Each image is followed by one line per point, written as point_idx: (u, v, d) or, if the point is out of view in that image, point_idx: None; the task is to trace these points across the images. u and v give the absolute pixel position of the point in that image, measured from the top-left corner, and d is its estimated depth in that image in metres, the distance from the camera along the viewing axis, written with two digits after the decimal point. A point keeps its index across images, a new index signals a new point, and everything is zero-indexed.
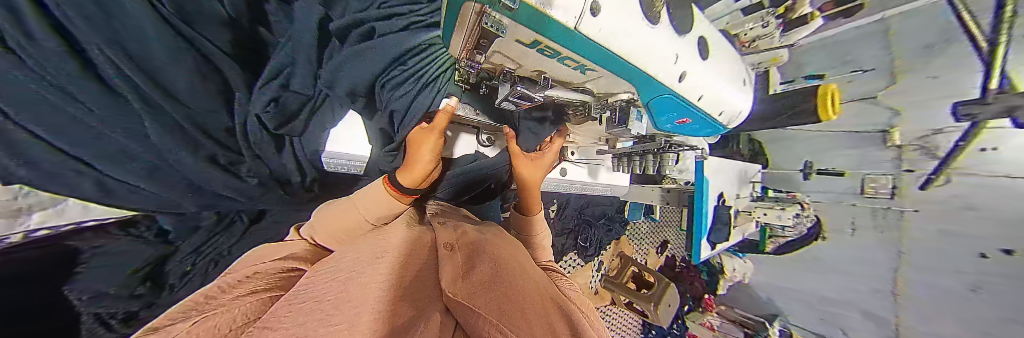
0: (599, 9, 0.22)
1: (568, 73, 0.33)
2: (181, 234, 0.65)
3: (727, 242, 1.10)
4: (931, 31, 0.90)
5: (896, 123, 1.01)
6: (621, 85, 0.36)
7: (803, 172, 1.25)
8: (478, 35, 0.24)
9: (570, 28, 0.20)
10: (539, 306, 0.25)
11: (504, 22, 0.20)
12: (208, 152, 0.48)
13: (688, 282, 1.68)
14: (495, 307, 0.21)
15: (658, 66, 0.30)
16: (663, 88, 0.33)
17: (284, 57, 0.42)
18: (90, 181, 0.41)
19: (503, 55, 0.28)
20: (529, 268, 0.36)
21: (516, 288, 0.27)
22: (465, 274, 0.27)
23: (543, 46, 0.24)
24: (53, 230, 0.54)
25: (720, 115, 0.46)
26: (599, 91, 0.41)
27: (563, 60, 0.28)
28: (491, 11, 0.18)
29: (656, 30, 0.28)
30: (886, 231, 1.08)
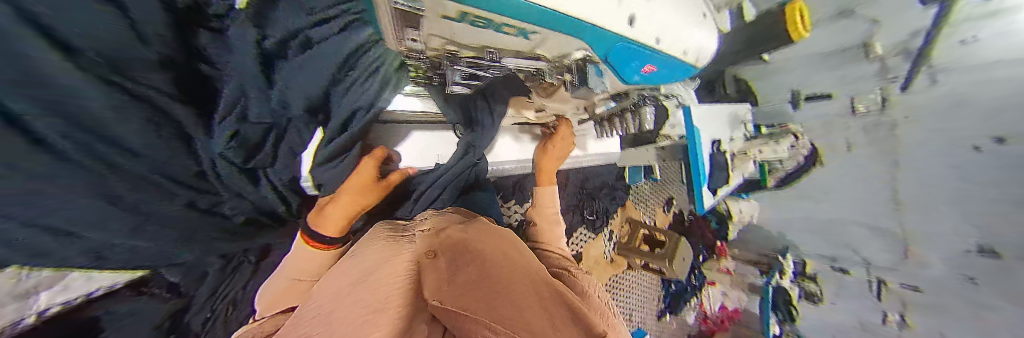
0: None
1: (513, 40, 0.31)
2: (191, 284, 0.67)
3: (728, 186, 1.12)
4: None
5: (873, 34, 1.02)
6: (571, 43, 0.33)
7: (792, 101, 1.29)
8: (398, 16, 0.22)
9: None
10: (530, 294, 0.28)
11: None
12: (186, 200, 0.48)
13: (698, 234, 1.75)
14: (485, 310, 0.23)
15: (611, 18, 0.26)
16: (619, 38, 0.29)
17: (231, 90, 0.41)
18: (79, 251, 0.42)
19: (439, 37, 0.29)
20: (517, 257, 0.38)
21: (501, 276, 0.30)
22: (450, 278, 0.29)
23: (473, 17, 0.23)
24: (66, 305, 0.54)
25: (685, 54, 0.42)
26: (552, 55, 0.38)
27: (501, 28, 0.26)
28: None
29: None
30: (882, 144, 1.10)
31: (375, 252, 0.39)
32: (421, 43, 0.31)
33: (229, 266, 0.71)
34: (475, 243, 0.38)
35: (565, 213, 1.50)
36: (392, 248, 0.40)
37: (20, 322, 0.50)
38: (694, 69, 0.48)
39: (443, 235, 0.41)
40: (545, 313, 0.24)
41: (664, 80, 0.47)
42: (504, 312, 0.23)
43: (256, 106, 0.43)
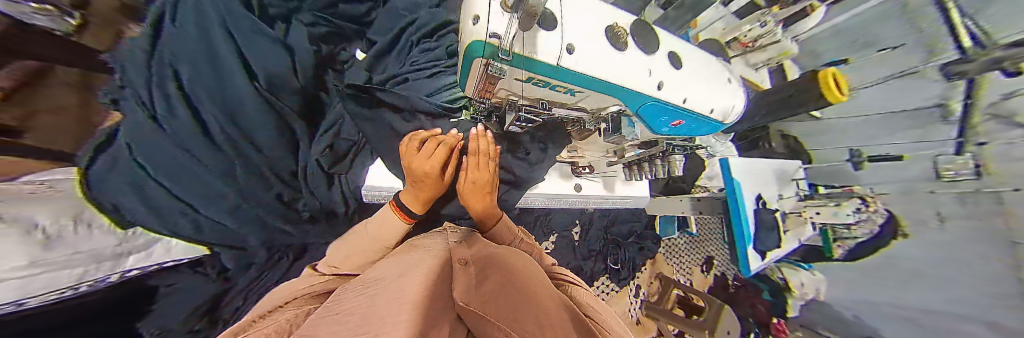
0: (576, 48, 0.31)
1: (563, 96, 0.39)
2: (239, 270, 0.73)
3: (779, 251, 0.98)
4: (918, 18, 0.95)
5: (952, 96, 0.91)
6: (607, 100, 0.41)
7: (853, 161, 1.14)
8: (485, 79, 0.33)
9: (553, 64, 0.29)
10: (549, 308, 0.29)
11: (504, 67, 0.29)
12: (275, 191, 0.64)
13: (749, 306, 1.46)
14: (505, 313, 0.25)
15: (634, 82, 0.36)
16: (644, 97, 0.39)
17: (337, 114, 0.75)
18: (189, 220, 0.56)
19: (508, 90, 0.37)
20: (539, 278, 0.40)
21: (524, 293, 0.31)
22: (476, 286, 0.32)
23: (536, 80, 0.33)
24: (142, 270, 0.58)
25: (712, 112, 0.48)
26: (592, 108, 0.46)
27: (554, 88, 0.35)
28: (494, 62, 0.28)
29: (624, 54, 0.35)
30: (981, 218, 0.88)
31: (413, 255, 0.44)
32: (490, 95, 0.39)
33: (272, 259, 0.77)
34: (503, 265, 0.40)
35: (588, 257, 1.43)
36: (425, 254, 0.45)
37: (106, 279, 0.51)
38: (723, 125, 0.53)
39: (472, 254, 0.45)
40: (570, 329, 0.24)
41: (692, 133, 0.53)
42: (526, 321, 0.24)
43: (349, 127, 0.75)
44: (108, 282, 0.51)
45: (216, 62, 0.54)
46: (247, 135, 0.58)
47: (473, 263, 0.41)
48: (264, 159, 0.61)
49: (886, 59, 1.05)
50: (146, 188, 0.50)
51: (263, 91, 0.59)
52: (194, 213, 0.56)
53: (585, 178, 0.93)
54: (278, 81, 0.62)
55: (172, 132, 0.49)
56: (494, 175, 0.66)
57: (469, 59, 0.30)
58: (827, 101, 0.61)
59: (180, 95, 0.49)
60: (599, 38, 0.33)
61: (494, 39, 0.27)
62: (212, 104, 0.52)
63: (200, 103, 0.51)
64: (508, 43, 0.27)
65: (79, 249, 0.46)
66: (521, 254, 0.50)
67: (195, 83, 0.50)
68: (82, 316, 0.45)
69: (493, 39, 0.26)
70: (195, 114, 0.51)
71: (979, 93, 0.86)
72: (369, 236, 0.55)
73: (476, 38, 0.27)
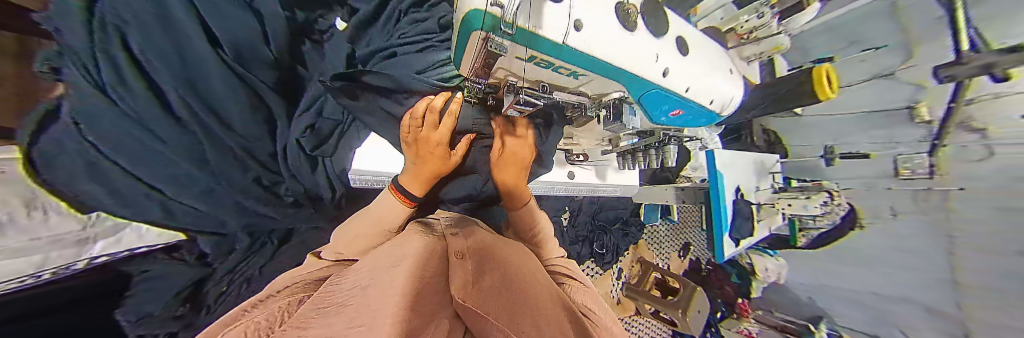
0: (584, 26, 0.29)
1: (564, 79, 0.38)
2: (219, 256, 0.70)
3: (751, 238, 1.06)
4: (928, 13, 0.90)
5: (921, 98, 0.96)
6: (611, 85, 0.40)
7: (825, 157, 1.20)
8: (484, 56, 0.30)
9: (558, 42, 0.27)
10: (547, 313, 0.28)
11: (505, 43, 0.27)
12: (255, 173, 0.62)
13: (718, 287, 1.58)
14: (502, 314, 0.25)
15: (640, 66, 0.35)
16: (649, 83, 0.38)
17: (317, 91, 0.69)
18: (157, 205, 0.52)
19: (507, 70, 0.35)
20: (537, 279, 0.39)
21: (521, 294, 0.31)
22: (474, 281, 0.32)
23: (538, 60, 0.31)
24: (112, 256, 0.56)
25: (712, 103, 0.49)
26: (593, 93, 0.45)
27: (557, 69, 0.34)
28: (495, 36, 0.26)
29: (634, 35, 0.34)
30: (931, 214, 0.98)
31: (407, 245, 0.43)
32: (488, 75, 0.37)
33: (253, 246, 0.74)
34: (502, 263, 0.40)
35: (575, 242, 1.48)
36: (422, 245, 0.44)
37: (73, 267, 0.50)
38: (718, 117, 0.55)
39: (470, 247, 0.45)
40: (564, 331, 0.24)
41: (690, 124, 0.53)
42: (523, 324, 0.24)
43: (331, 106, 0.70)
44: (75, 270, 0.50)
45: (169, 24, 0.45)
46: (213, 111, 0.52)
47: (471, 255, 0.41)
48: (236, 139, 0.56)
49: (873, 58, 1.05)
50: (103, 168, 0.44)
51: (230, 60, 0.53)
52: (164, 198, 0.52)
53: (578, 166, 0.95)
54: (247, 52, 0.56)
55: (131, 111, 0.42)
56: (516, 147, 0.69)
57: (466, 31, 0.28)
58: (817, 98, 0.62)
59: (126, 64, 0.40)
60: (608, 15, 0.31)
61: (496, 8, 0.24)
62: (166, 67, 0.44)
63: (157, 73, 0.44)
64: (510, 13, 0.24)
65: (39, 236, 0.43)
66: (520, 252, 0.50)
67: (148, 43, 0.42)
68: (51, 307, 0.45)
69: (494, 9, 0.24)
70: (153, 89, 0.44)
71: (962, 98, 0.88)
72: (370, 221, 0.55)
73: (475, 8, 0.25)
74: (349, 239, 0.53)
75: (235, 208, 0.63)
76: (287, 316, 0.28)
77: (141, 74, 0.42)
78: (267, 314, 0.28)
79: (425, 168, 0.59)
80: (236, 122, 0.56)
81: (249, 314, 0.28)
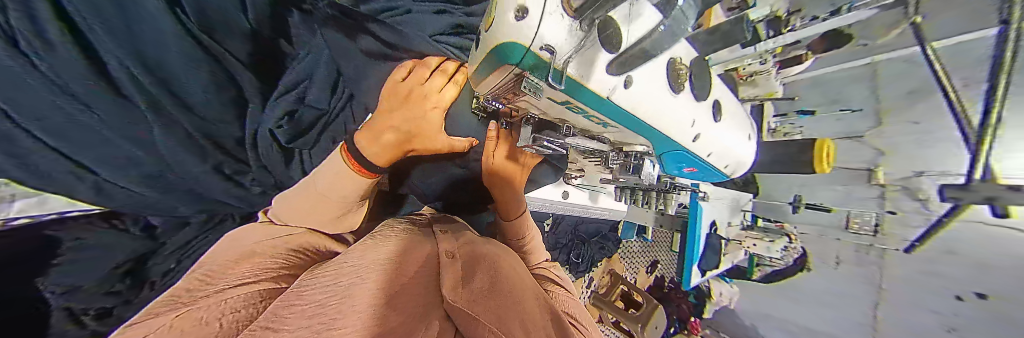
0: (633, 82, 0.26)
1: (591, 124, 0.36)
2: (167, 231, 0.76)
3: (715, 270, 1.11)
4: (913, 80, 0.90)
5: (880, 163, 1.01)
6: (636, 138, 0.40)
7: (792, 204, 1.18)
8: (512, 90, 0.26)
9: (603, 96, 0.24)
10: (535, 314, 0.30)
11: (542, 87, 0.22)
12: (215, 160, 0.69)
13: (676, 304, 1.67)
14: (493, 315, 0.25)
15: (674, 128, 0.34)
16: (676, 145, 0.38)
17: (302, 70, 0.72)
18: (88, 184, 0.57)
19: (530, 103, 0.31)
20: (526, 279, 0.41)
21: (511, 296, 0.32)
22: (464, 282, 0.32)
23: (572, 104, 0.28)
24: (36, 218, 0.62)
25: (726, 167, 0.50)
26: (615, 140, 0.45)
27: (589, 116, 0.31)
28: (532, 77, 0.20)
29: (677, 97, 0.32)
30: (866, 267, 1.09)
31: (391, 243, 0.42)
32: (510, 100, 0.33)
33: (210, 221, 0.80)
34: (490, 261, 0.41)
35: (552, 249, 1.51)
36: (408, 242, 0.44)
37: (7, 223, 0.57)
38: (728, 177, 0.56)
39: (458, 244, 0.46)
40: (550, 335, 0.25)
41: (699, 179, 0.54)
42: (515, 325, 0.25)
43: (315, 93, 0.75)
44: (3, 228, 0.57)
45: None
46: (160, 80, 0.53)
47: (460, 256, 0.41)
48: (193, 119, 0.61)
49: (847, 119, 1.08)
50: (17, 141, 0.45)
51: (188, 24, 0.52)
52: (89, 176, 0.55)
53: (573, 186, 0.95)
54: (215, 16, 0.56)
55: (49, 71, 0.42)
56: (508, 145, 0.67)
57: (492, 65, 0.20)
58: (814, 170, 0.57)
59: (57, 21, 0.39)
60: (659, 76, 0.29)
61: (545, 52, 0.17)
62: (110, 36, 0.45)
63: (95, 35, 0.43)
64: (563, 62, 0.19)
65: None
66: (506, 250, 0.52)
67: None
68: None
69: (543, 53, 0.16)
70: (87, 50, 0.44)
71: (951, 218, 0.89)
72: (322, 190, 0.52)
73: (509, 39, 0.16)
74: (303, 202, 0.54)
75: (187, 194, 0.69)
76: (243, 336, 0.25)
77: (78, 37, 0.42)
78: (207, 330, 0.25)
79: (389, 129, 0.54)
80: (195, 101, 0.59)
81: (187, 328, 0.24)
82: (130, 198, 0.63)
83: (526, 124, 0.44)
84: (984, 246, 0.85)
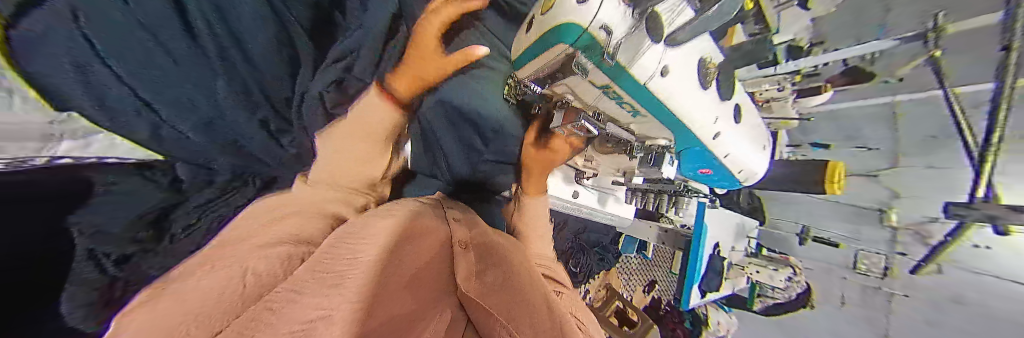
0: (669, 72, 0.28)
1: (621, 112, 0.40)
2: (196, 185, 0.72)
3: (718, 293, 1.09)
4: (933, 124, 0.86)
5: (893, 204, 1.00)
6: (661, 132, 0.43)
7: (799, 235, 1.24)
8: (555, 70, 0.29)
9: (641, 82, 0.27)
10: (543, 312, 0.31)
11: (586, 68, 0.26)
12: (247, 118, 0.73)
13: (671, 329, 1.53)
14: (507, 314, 0.26)
15: (698, 123, 0.37)
16: (698, 140, 0.41)
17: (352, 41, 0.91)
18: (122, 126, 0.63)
19: (568, 87, 0.36)
20: (532, 272, 0.42)
21: (521, 292, 0.33)
22: (477, 276, 0.33)
23: (610, 89, 0.31)
24: (75, 161, 0.58)
25: (740, 172, 0.52)
26: (639, 134, 0.48)
27: (622, 102, 0.34)
28: (580, 57, 0.24)
29: (706, 92, 0.35)
30: (874, 311, 1.04)
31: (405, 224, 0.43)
32: (549, 84, 0.37)
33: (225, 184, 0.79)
34: (499, 255, 0.42)
35: None
36: (420, 223, 0.44)
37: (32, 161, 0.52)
38: (739, 184, 0.58)
39: (470, 232, 0.46)
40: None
41: (713, 183, 0.57)
42: (523, 324, 0.26)
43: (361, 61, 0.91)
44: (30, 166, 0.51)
45: None
46: None
47: (472, 245, 0.42)
48: None
49: (863, 156, 1.06)
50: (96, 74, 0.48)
51: None
52: (149, 114, 0.57)
53: (583, 187, 0.97)
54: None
55: None
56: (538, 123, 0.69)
57: (547, 45, 0.25)
58: (827, 191, 0.59)
59: None
60: (691, 69, 0.31)
61: (603, 32, 0.21)
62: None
63: None
64: (612, 44, 0.22)
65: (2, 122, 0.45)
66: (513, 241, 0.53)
67: None
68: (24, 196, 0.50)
69: (601, 32, 0.21)
70: None
71: (957, 237, 0.86)
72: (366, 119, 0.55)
73: (567, 20, 0.20)
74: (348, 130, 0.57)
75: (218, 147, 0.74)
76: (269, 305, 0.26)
77: None
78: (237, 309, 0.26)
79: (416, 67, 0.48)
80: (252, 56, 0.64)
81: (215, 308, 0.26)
82: (180, 145, 0.65)
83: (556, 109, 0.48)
84: (983, 294, 0.82)
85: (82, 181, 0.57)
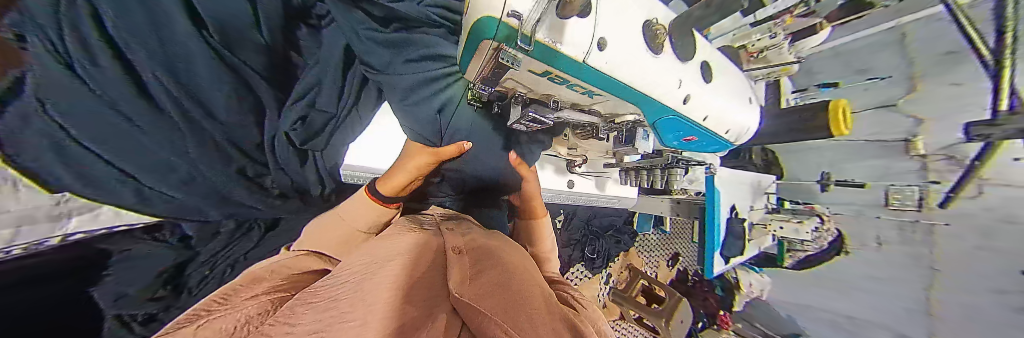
0: (607, 44, 0.27)
1: (579, 96, 0.39)
2: (202, 238, 0.73)
3: (741, 257, 1.04)
4: (946, 39, 0.84)
5: (917, 133, 0.94)
6: (626, 106, 0.41)
7: (820, 183, 1.16)
8: (492, 66, 0.28)
9: (579, 60, 0.25)
10: (543, 311, 0.29)
11: (518, 57, 0.25)
12: (239, 164, 0.66)
13: (700, 298, 1.52)
14: (501, 309, 0.24)
15: (660, 90, 0.35)
16: (667, 109, 0.38)
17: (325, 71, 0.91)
18: (132, 190, 0.54)
19: (515, 80, 0.35)
20: (534, 276, 0.40)
21: (517, 292, 0.31)
22: (472, 278, 0.32)
23: (553, 75, 0.30)
24: (88, 234, 0.59)
25: (727, 133, 0.50)
26: (606, 112, 0.48)
27: (572, 85, 0.33)
28: (507, 48, 0.23)
29: (659, 58, 0.33)
30: (915, 246, 0.98)
31: (400, 239, 0.42)
32: (497, 82, 0.36)
33: (240, 228, 0.78)
34: (498, 258, 0.41)
35: (565, 246, 1.48)
36: (416, 236, 0.44)
37: (47, 242, 0.54)
38: (731, 146, 0.54)
39: (465, 239, 0.46)
40: (558, 329, 0.24)
41: (702, 149, 0.53)
42: (518, 317, 0.24)
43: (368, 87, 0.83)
44: (45, 246, 0.53)
45: None
46: None
47: (467, 252, 0.40)
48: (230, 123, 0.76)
49: (876, 89, 1.02)
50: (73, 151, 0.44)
51: None
52: (134, 183, 0.53)
53: (577, 175, 0.95)
54: (234, 34, 0.53)
55: None
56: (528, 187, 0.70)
57: (476, 39, 0.25)
58: (830, 133, 0.55)
59: None
60: (633, 35, 0.30)
61: (513, 19, 0.21)
62: (150, 59, 0.44)
63: None
64: (531, 27, 0.22)
65: (5, 209, 0.46)
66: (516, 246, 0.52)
67: None
68: (43, 276, 0.49)
69: (512, 20, 0.21)
70: None
71: (988, 157, 0.82)
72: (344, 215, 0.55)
73: (485, 13, 0.21)
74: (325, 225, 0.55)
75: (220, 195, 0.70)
76: (262, 317, 0.26)
77: None
78: (232, 316, 0.25)
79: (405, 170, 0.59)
80: (220, 112, 0.58)
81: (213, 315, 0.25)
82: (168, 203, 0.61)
83: (515, 105, 0.47)
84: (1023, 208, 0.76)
85: (96, 254, 0.57)
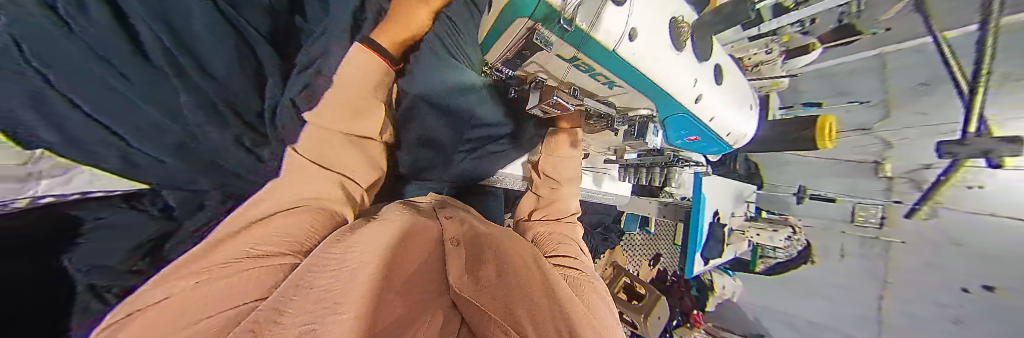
0: (637, 35, 0.28)
1: (597, 85, 0.40)
2: (185, 212, 0.62)
3: (720, 259, 1.10)
4: (926, 68, 0.93)
5: (887, 155, 1.02)
6: (641, 100, 0.43)
7: (796, 195, 1.20)
8: (520, 46, 0.28)
9: (610, 48, 0.26)
10: (536, 303, 0.30)
11: (549, 38, 0.25)
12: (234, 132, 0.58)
13: (677, 297, 1.52)
14: (496, 312, 0.25)
15: (677, 86, 0.36)
16: (680, 107, 0.40)
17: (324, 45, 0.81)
18: None
19: (538, 64, 0.35)
20: (530, 266, 0.41)
21: (514, 286, 0.32)
22: (469, 272, 0.33)
23: (579, 62, 0.30)
24: (59, 198, 0.53)
25: (728, 135, 0.53)
26: (621, 104, 0.50)
27: (595, 74, 0.34)
28: (542, 29, 0.24)
29: (680, 55, 0.34)
30: (873, 260, 1.07)
31: (398, 221, 0.42)
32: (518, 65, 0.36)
33: None
34: (494, 248, 0.42)
35: None
36: (414, 220, 0.44)
37: (10, 204, 0.48)
38: (729, 149, 0.58)
39: (462, 229, 0.47)
40: (548, 327, 0.26)
41: (703, 150, 0.56)
42: (515, 323, 0.24)
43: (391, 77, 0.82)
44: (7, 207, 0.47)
45: None
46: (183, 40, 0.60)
47: (463, 242, 0.41)
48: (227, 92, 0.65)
49: (856, 111, 1.08)
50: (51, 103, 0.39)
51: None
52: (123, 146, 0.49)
53: None
54: None
55: None
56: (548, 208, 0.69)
57: (510, 18, 0.24)
58: (815, 145, 0.60)
59: None
60: (662, 29, 0.30)
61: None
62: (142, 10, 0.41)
63: None
64: (569, 8, 0.22)
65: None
66: (511, 234, 0.53)
67: None
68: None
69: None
70: None
71: (951, 174, 0.92)
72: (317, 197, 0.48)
73: None
74: None
75: None
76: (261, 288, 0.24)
77: None
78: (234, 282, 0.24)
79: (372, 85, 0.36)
80: None
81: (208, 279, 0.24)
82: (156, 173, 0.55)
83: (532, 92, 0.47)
84: (999, 237, 0.85)
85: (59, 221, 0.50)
